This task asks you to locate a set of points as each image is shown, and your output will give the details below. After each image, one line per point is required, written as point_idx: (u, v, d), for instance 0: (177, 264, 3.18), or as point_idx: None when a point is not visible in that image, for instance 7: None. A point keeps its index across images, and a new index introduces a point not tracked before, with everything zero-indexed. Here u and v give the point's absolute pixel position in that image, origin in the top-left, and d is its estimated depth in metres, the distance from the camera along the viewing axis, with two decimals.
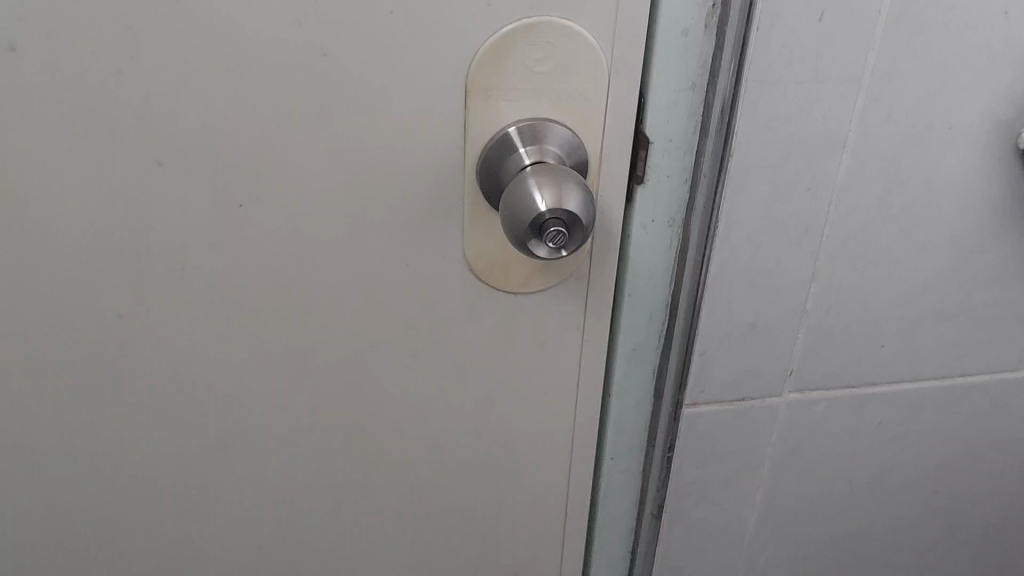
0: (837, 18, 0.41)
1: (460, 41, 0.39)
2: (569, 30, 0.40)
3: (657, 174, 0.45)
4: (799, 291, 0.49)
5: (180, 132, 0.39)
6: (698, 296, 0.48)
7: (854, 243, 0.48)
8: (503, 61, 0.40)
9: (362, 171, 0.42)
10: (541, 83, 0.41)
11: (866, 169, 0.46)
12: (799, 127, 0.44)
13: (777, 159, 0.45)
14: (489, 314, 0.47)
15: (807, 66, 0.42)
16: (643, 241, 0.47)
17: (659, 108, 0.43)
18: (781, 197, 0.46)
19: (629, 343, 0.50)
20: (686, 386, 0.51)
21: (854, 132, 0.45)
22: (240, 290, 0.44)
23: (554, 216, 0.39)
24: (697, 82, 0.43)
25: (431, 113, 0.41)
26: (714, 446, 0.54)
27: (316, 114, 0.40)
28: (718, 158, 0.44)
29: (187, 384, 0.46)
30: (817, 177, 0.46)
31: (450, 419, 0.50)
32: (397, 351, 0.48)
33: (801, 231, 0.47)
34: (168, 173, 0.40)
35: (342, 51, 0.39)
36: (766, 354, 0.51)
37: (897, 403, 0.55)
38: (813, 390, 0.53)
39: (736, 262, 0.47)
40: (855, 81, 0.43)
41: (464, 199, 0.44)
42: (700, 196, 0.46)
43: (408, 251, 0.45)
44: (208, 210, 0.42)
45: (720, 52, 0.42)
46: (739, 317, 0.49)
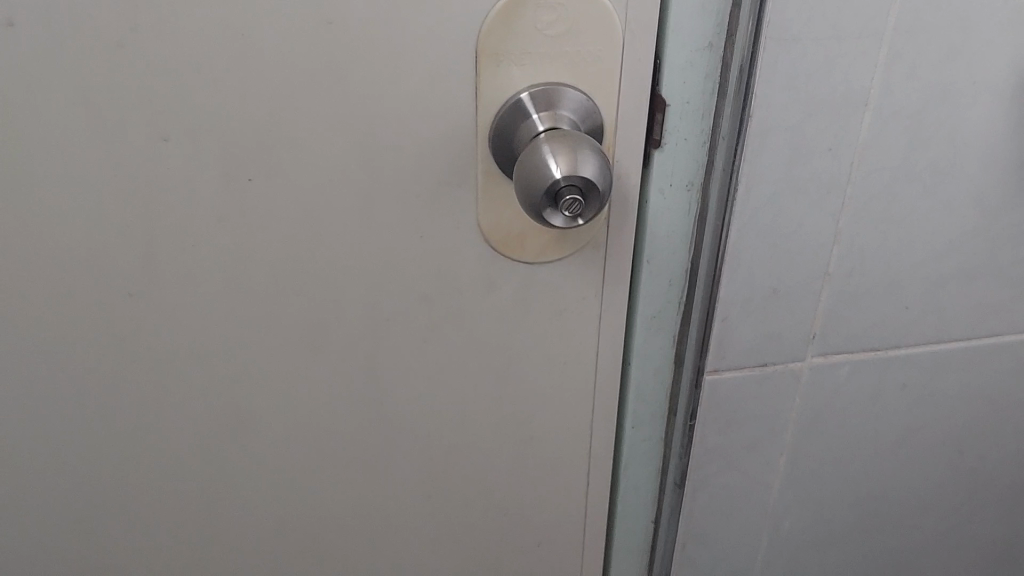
0: None
1: (469, 5, 0.39)
2: None
3: (674, 138, 0.44)
4: (821, 254, 0.48)
5: (186, 106, 0.39)
6: (718, 261, 0.47)
7: (877, 204, 0.47)
8: (514, 26, 0.39)
9: (371, 142, 0.41)
10: (553, 47, 0.40)
11: (889, 127, 0.45)
12: (819, 85, 0.43)
13: (797, 119, 0.43)
14: (504, 284, 0.47)
15: (826, 22, 0.41)
16: (661, 207, 0.46)
17: (675, 70, 0.42)
18: (802, 158, 0.45)
19: (648, 312, 0.49)
20: (708, 353, 0.50)
21: (876, 89, 0.43)
22: (253, 266, 0.44)
23: (569, 184, 0.38)
24: (714, 41, 0.42)
25: (441, 81, 0.40)
26: (736, 412, 0.53)
27: (324, 84, 0.39)
28: (737, 119, 0.43)
29: (203, 361, 0.46)
30: (838, 136, 0.44)
31: (468, 391, 0.50)
32: (413, 324, 0.47)
33: (822, 193, 0.46)
34: (174, 148, 0.40)
35: (348, 18, 0.38)
36: (789, 318, 0.50)
37: (922, 365, 0.54)
38: (836, 354, 0.52)
39: (756, 226, 0.46)
40: (877, 37, 0.42)
41: (477, 167, 0.43)
42: (718, 159, 0.44)
43: (421, 222, 0.44)
44: (216, 185, 0.41)
45: (737, 10, 0.41)
46: (760, 282, 0.48)
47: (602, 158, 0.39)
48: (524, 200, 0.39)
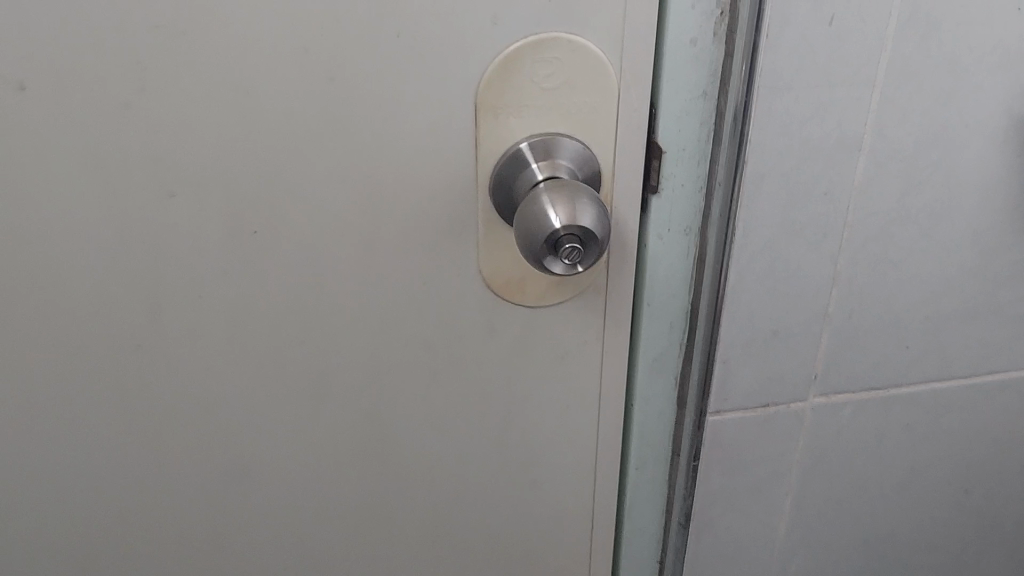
0: (847, 21, 0.41)
1: (468, 60, 0.40)
2: (577, 44, 0.40)
3: (671, 183, 0.45)
4: (819, 295, 0.49)
5: (191, 162, 0.40)
6: (717, 306, 0.47)
7: (874, 245, 0.48)
8: (512, 78, 0.40)
9: (373, 194, 0.42)
10: (550, 99, 0.41)
11: (883, 170, 0.45)
12: (813, 131, 0.43)
13: (792, 165, 0.44)
14: (507, 329, 0.47)
15: (819, 70, 0.42)
16: (660, 251, 0.46)
17: (671, 117, 0.43)
18: (798, 202, 0.45)
19: (650, 354, 0.50)
20: (709, 396, 0.51)
21: (869, 134, 0.44)
22: (258, 316, 0.44)
23: (568, 232, 0.39)
24: (708, 90, 0.42)
25: (441, 134, 0.41)
26: (740, 454, 0.54)
27: (326, 138, 0.40)
28: (732, 165, 0.44)
29: (209, 411, 0.46)
30: (834, 180, 0.45)
31: (472, 437, 0.50)
32: (416, 371, 0.48)
33: (819, 235, 0.47)
34: (180, 204, 0.41)
35: (349, 74, 0.39)
36: (790, 360, 0.50)
37: (925, 404, 0.54)
38: (839, 394, 0.52)
39: (755, 269, 0.47)
40: (868, 84, 0.43)
41: (478, 216, 0.44)
42: (715, 204, 0.45)
43: (423, 270, 0.45)
44: (222, 238, 0.42)
45: (729, 59, 0.41)
46: (760, 324, 0.49)
47: (601, 205, 0.40)
48: (524, 246, 0.40)
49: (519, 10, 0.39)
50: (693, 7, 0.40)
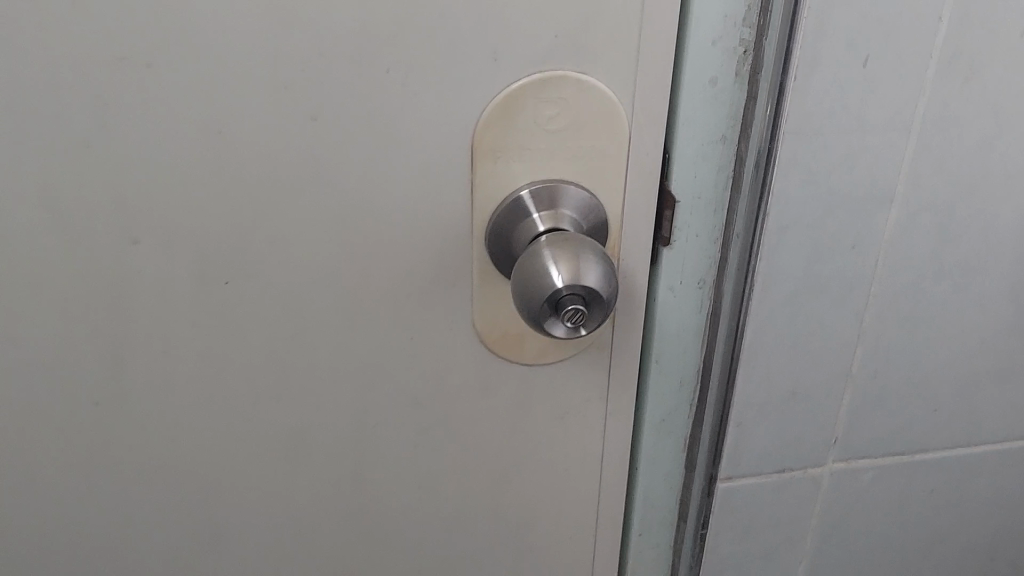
0: (884, 61, 0.36)
1: (465, 98, 0.36)
2: (585, 85, 0.36)
3: (684, 234, 0.41)
4: (843, 355, 0.44)
5: (156, 207, 0.36)
6: (732, 365, 0.44)
7: (905, 303, 0.43)
8: (513, 120, 0.36)
9: (357, 243, 0.38)
10: (555, 142, 0.37)
11: (916, 223, 0.41)
12: (841, 181, 0.39)
13: (817, 216, 0.40)
14: (502, 387, 0.43)
15: (850, 115, 0.37)
16: (670, 306, 0.43)
17: (686, 163, 0.39)
18: (823, 257, 0.41)
19: (656, 415, 0.46)
20: (721, 460, 0.47)
21: (902, 184, 0.40)
22: (230, 370, 0.40)
23: (571, 291, 0.35)
24: (727, 134, 0.39)
25: (433, 179, 0.37)
26: (752, 520, 0.50)
27: (307, 182, 0.36)
28: (752, 217, 0.40)
29: (175, 473, 0.42)
30: (861, 233, 0.41)
31: (462, 501, 0.46)
32: (402, 432, 0.44)
33: (844, 291, 0.42)
34: (145, 252, 0.37)
35: (331, 113, 0.35)
36: (809, 423, 0.46)
37: (951, 469, 0.50)
38: (860, 459, 0.48)
39: (773, 327, 0.43)
40: (903, 128, 0.38)
41: (472, 267, 0.40)
42: (732, 256, 0.41)
43: (411, 324, 0.41)
44: (190, 289, 0.38)
45: (753, 102, 0.38)
46: (778, 385, 0.45)
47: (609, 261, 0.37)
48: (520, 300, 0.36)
49: (522, 44, 0.35)
50: (713, 44, 0.36)
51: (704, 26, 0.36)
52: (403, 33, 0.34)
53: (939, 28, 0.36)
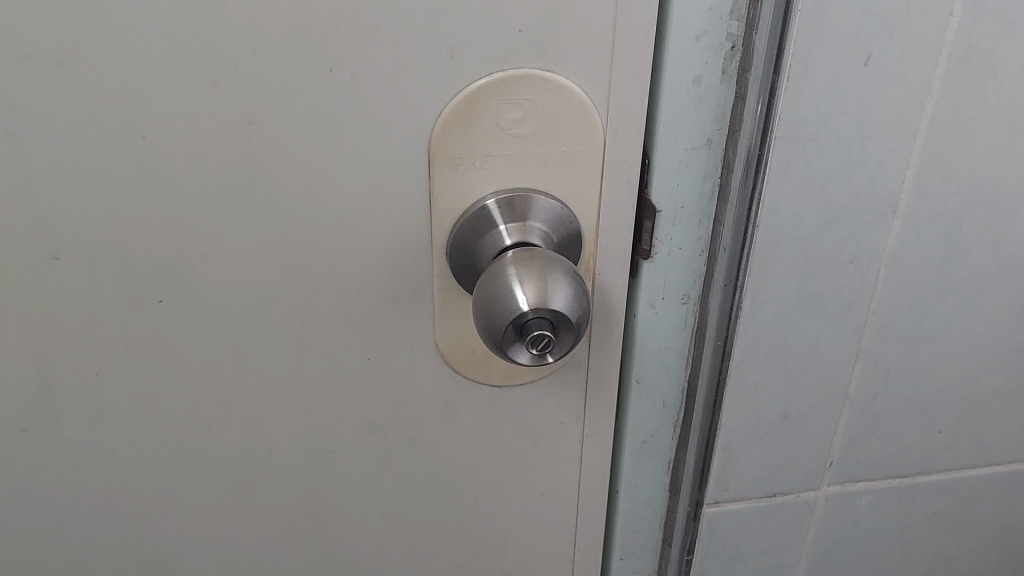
0: (887, 60, 0.33)
1: (419, 100, 0.32)
2: (554, 85, 0.33)
3: (666, 247, 0.37)
4: (839, 375, 0.41)
5: (79, 219, 0.32)
6: (719, 386, 0.40)
7: (908, 321, 0.40)
8: (473, 124, 0.33)
9: (304, 257, 0.35)
10: (521, 148, 0.34)
11: (922, 236, 0.37)
12: (839, 191, 0.35)
13: (813, 229, 0.36)
14: (470, 410, 0.40)
15: (849, 119, 0.34)
16: (651, 323, 0.39)
17: (667, 171, 0.36)
18: (818, 272, 0.37)
19: (638, 437, 0.43)
20: (708, 484, 0.43)
21: (907, 194, 0.36)
22: (171, 395, 0.37)
23: (538, 315, 0.31)
24: (714, 138, 0.35)
25: (386, 188, 0.34)
26: (741, 546, 0.46)
27: (246, 192, 0.33)
28: (741, 229, 0.36)
29: (113, 503, 0.39)
30: (861, 247, 0.37)
31: (429, 528, 0.43)
32: (361, 456, 0.40)
33: (842, 308, 0.39)
34: (68, 268, 0.33)
35: (270, 117, 0.32)
36: (802, 446, 0.43)
37: (955, 492, 0.47)
38: (857, 483, 0.45)
39: (764, 347, 0.39)
40: (909, 134, 0.35)
41: (433, 283, 0.36)
42: (719, 272, 0.38)
43: (367, 344, 0.37)
44: (122, 307, 0.35)
45: (742, 103, 0.34)
46: (769, 408, 0.41)
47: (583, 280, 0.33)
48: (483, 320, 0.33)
49: (481, 40, 0.31)
50: (697, 39, 0.33)
51: (687, 21, 0.32)
52: (347, 28, 0.30)
53: (949, 25, 0.32)
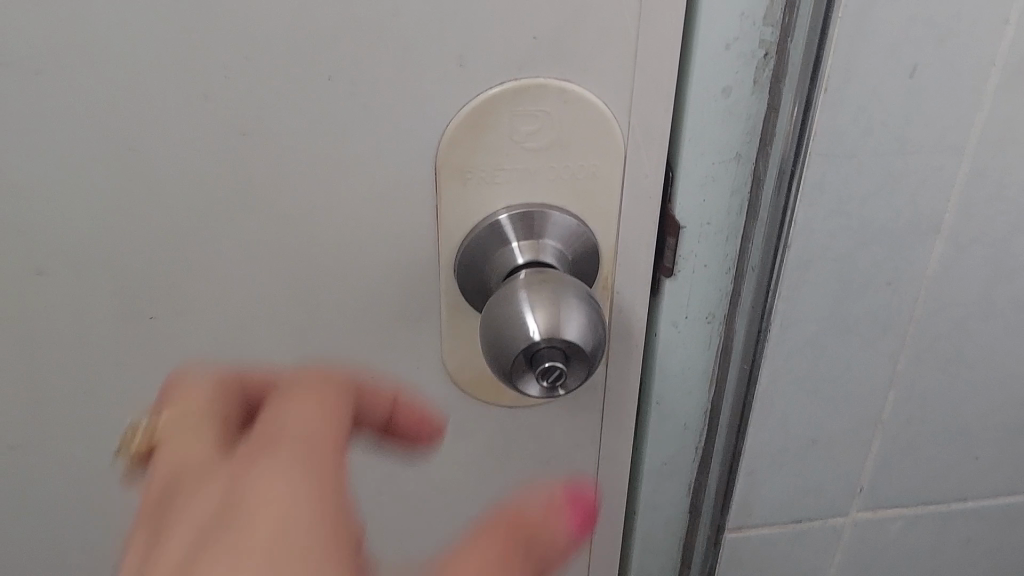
0: (933, 72, 0.30)
1: (425, 111, 0.30)
2: (570, 95, 0.30)
3: (690, 264, 0.35)
4: (873, 400, 0.39)
5: (63, 234, 0.31)
6: (744, 411, 0.38)
7: (948, 345, 0.37)
8: (484, 136, 0.31)
9: (303, 274, 0.33)
10: (536, 163, 0.31)
11: (966, 257, 0.35)
12: (877, 210, 0.33)
13: (848, 249, 0.34)
14: (479, 431, 0.38)
15: (890, 134, 0.31)
16: (673, 343, 0.37)
17: (693, 185, 0.33)
18: (852, 294, 0.35)
19: (658, 459, 0.41)
20: (731, 510, 0.41)
21: (951, 214, 0.33)
22: (165, 413, 0.35)
23: (551, 346, 0.29)
24: (743, 152, 0.33)
25: (390, 202, 0.32)
26: (763, 570, 0.44)
27: (241, 206, 0.31)
28: (770, 249, 0.34)
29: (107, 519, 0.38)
30: (900, 268, 0.35)
31: (436, 550, 0.41)
32: (365, 476, 0.39)
33: (877, 332, 0.36)
34: (53, 283, 0.32)
35: (264, 128, 0.29)
36: (830, 471, 0.41)
37: (992, 518, 0.45)
38: (888, 509, 0.43)
39: (792, 371, 0.37)
40: (955, 150, 0.32)
41: (442, 301, 0.34)
42: (745, 290, 0.36)
43: (371, 363, 0.35)
44: (111, 325, 0.33)
45: (773, 115, 0.31)
46: (796, 433, 0.39)
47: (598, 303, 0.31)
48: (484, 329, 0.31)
49: (491, 47, 0.29)
50: (727, 47, 0.30)
51: (716, 27, 0.30)
52: (346, 35, 0.28)
53: (1003, 34, 0.29)
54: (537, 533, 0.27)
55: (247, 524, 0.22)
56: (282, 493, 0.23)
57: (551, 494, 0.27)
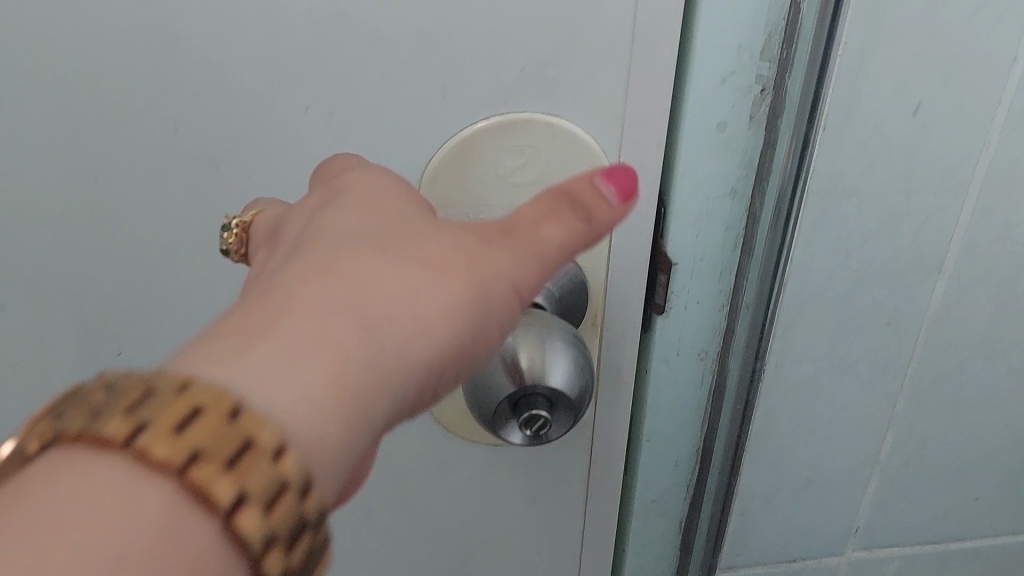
0: (938, 110, 0.29)
1: (409, 145, 0.29)
2: (559, 130, 0.29)
3: (682, 301, 0.34)
4: (870, 441, 0.37)
5: (29, 267, 0.30)
6: (736, 451, 0.37)
7: (949, 385, 0.36)
8: (468, 170, 0.29)
9: None
10: (521, 198, 0.30)
11: (968, 297, 0.34)
12: (877, 250, 0.32)
13: (847, 290, 0.33)
14: (462, 474, 0.36)
15: (892, 173, 0.30)
16: (664, 380, 0.36)
17: (685, 221, 0.32)
18: (850, 335, 0.34)
19: (648, 497, 0.39)
20: (723, 549, 0.41)
21: (954, 255, 0.32)
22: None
23: (533, 394, 0.28)
24: (738, 187, 0.31)
25: None
26: None
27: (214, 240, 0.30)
28: (765, 289, 0.32)
29: None
30: (901, 308, 0.33)
31: None
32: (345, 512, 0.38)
33: (876, 373, 0.35)
34: (22, 314, 0.31)
35: (238, 162, 0.28)
36: (826, 511, 0.40)
37: (990, 557, 0.44)
38: (884, 547, 0.42)
39: (788, 410, 0.36)
40: (960, 190, 0.31)
41: None
42: (739, 330, 0.34)
43: None
44: (82, 357, 0.32)
45: (770, 151, 0.30)
46: (791, 472, 0.38)
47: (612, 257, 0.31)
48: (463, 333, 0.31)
49: (477, 81, 0.28)
50: (722, 82, 0.29)
51: (711, 61, 0.28)
52: (324, 68, 0.27)
53: (1013, 73, 0.28)
54: (596, 222, 0.21)
55: (374, 265, 0.20)
56: (405, 259, 0.21)
57: (591, 174, 0.22)
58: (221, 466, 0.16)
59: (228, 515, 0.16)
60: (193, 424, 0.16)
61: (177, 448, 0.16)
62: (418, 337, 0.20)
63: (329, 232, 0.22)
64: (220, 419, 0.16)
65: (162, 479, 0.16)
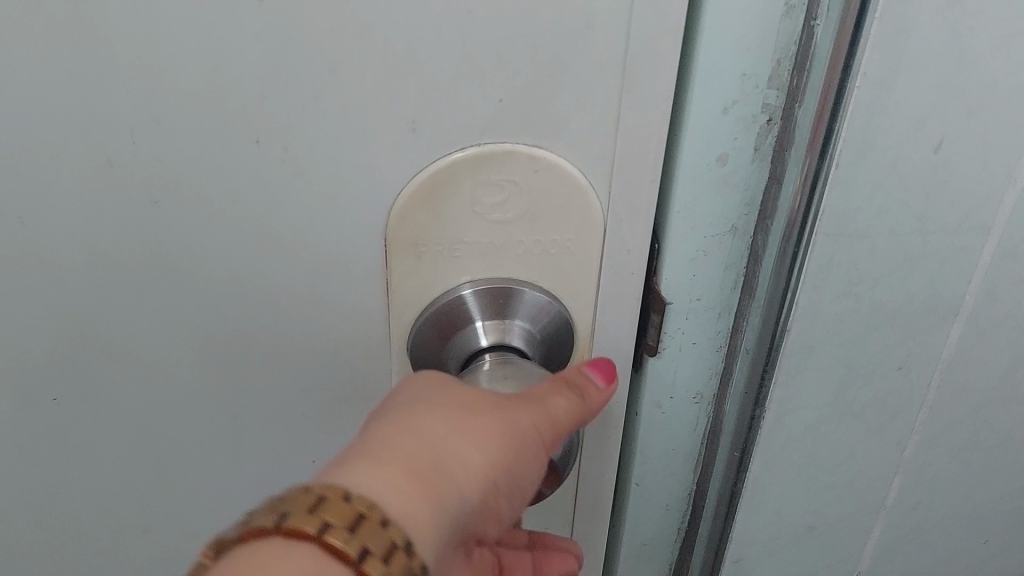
0: (961, 148, 0.26)
1: (373, 180, 0.26)
2: (542, 163, 0.26)
3: (676, 342, 0.31)
4: (876, 487, 0.35)
5: None
6: (733, 496, 0.34)
7: (961, 429, 0.34)
8: (440, 208, 0.26)
9: (235, 351, 0.29)
10: (500, 236, 0.27)
11: (987, 342, 0.31)
12: (890, 293, 0.29)
13: (856, 334, 0.30)
14: None
15: (909, 213, 0.27)
16: (657, 424, 0.33)
17: (681, 261, 0.29)
18: (857, 380, 0.31)
19: (637, 540, 0.37)
20: None
21: (973, 298, 0.30)
22: (83, 483, 0.32)
23: None
24: (739, 225, 0.29)
25: (333, 278, 0.27)
26: None
27: (160, 277, 0.27)
28: (768, 332, 0.30)
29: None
30: (913, 353, 0.31)
31: None
32: None
33: (884, 419, 0.33)
34: None
35: (182, 194, 0.25)
36: (826, 556, 0.37)
37: None
38: None
39: (789, 460, 0.33)
40: (983, 231, 0.28)
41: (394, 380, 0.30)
42: (738, 372, 0.31)
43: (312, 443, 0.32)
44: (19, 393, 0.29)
45: (775, 188, 0.27)
46: (791, 521, 0.35)
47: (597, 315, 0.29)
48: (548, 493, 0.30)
49: (450, 111, 0.25)
50: (723, 113, 0.26)
51: (711, 92, 0.26)
52: (279, 95, 0.24)
53: None
54: (590, 398, 0.26)
55: (427, 410, 0.23)
56: (465, 402, 0.23)
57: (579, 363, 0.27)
58: (344, 527, 0.18)
59: (359, 564, 0.18)
60: (323, 505, 0.19)
61: (314, 518, 0.18)
62: (474, 457, 0.22)
63: (383, 405, 0.24)
64: (341, 497, 0.19)
65: (305, 546, 0.18)
